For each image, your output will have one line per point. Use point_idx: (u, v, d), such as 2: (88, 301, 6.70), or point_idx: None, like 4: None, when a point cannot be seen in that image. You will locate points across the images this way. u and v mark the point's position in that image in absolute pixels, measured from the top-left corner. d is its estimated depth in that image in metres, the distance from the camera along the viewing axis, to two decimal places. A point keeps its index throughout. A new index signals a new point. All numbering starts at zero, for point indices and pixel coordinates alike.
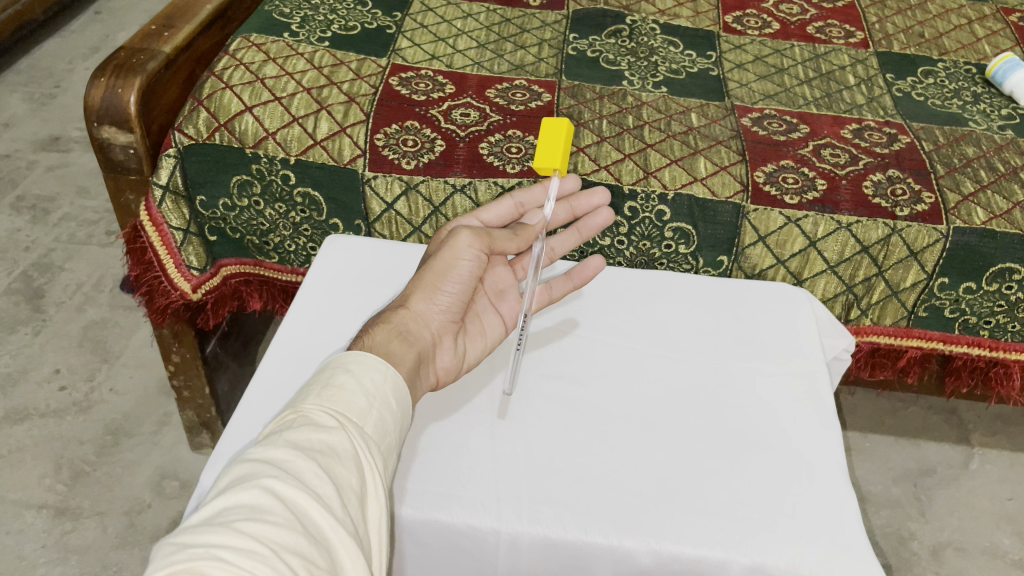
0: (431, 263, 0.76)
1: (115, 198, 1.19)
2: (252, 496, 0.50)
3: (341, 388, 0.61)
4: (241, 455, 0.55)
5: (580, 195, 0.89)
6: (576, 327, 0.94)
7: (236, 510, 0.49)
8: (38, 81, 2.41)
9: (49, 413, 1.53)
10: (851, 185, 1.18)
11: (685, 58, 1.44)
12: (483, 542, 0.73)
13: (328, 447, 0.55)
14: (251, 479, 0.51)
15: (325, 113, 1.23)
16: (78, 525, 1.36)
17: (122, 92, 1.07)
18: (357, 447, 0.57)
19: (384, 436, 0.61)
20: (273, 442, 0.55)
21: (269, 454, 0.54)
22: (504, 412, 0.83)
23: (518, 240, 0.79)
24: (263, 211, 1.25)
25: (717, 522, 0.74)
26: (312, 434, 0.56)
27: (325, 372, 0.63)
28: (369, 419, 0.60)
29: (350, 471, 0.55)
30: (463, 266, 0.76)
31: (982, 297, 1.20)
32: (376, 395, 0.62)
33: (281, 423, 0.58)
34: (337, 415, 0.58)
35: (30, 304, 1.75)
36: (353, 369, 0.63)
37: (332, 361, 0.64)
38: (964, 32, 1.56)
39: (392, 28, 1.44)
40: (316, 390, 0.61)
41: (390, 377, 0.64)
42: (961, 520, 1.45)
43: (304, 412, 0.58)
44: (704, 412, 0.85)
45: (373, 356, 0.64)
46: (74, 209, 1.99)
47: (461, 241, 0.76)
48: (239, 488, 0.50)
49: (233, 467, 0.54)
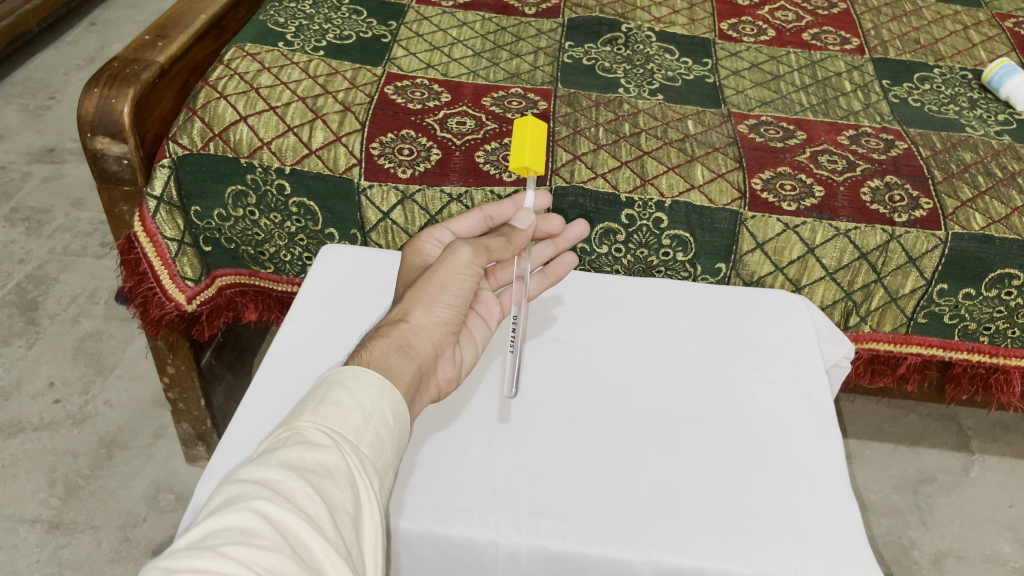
0: (430, 273, 0.72)
1: (110, 209, 1.19)
2: (241, 519, 0.49)
3: (336, 405, 0.59)
4: (233, 474, 0.54)
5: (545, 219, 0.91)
6: (553, 322, 0.94)
7: (224, 533, 0.48)
8: (33, 93, 2.40)
9: (42, 427, 1.51)
10: (849, 191, 1.18)
11: (681, 66, 1.44)
12: (481, 555, 0.72)
13: (321, 466, 0.54)
14: (240, 500, 0.50)
15: (320, 122, 1.23)
16: (72, 539, 1.34)
17: (116, 102, 1.07)
18: (351, 466, 0.56)
19: (379, 455, 0.60)
20: (265, 461, 0.54)
21: (260, 474, 0.53)
22: (509, 417, 0.83)
23: (512, 245, 0.78)
24: (258, 220, 1.24)
25: (718, 533, 0.73)
26: (305, 452, 0.55)
27: (320, 387, 0.62)
28: (364, 437, 0.59)
29: (344, 492, 0.54)
30: (464, 281, 0.73)
31: (982, 304, 1.20)
32: (373, 412, 0.61)
33: (275, 440, 0.57)
34: (332, 433, 0.57)
35: (24, 317, 1.73)
36: (350, 385, 0.61)
37: (328, 376, 0.63)
38: (960, 38, 1.56)
39: (387, 37, 1.44)
40: (312, 406, 0.60)
41: (387, 393, 0.63)
42: (962, 528, 1.44)
43: (298, 429, 0.57)
44: (703, 422, 0.84)
45: (370, 372, 0.63)
46: (68, 220, 1.99)
47: (462, 255, 0.73)
48: (228, 511, 0.49)
49: (223, 487, 0.52)
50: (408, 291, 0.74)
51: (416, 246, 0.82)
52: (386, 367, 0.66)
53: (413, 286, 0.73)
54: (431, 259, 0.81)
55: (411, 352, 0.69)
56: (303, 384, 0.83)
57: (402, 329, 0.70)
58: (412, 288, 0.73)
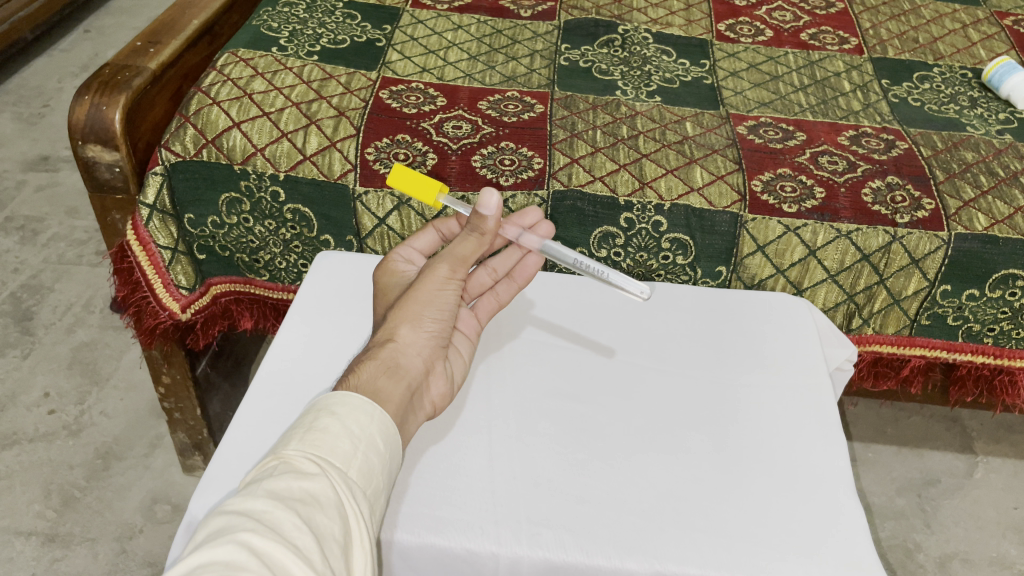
0: (412, 291, 0.72)
1: (102, 218, 1.17)
2: (227, 551, 0.47)
3: (324, 432, 0.58)
4: (218, 506, 0.52)
5: (514, 218, 0.92)
6: (549, 323, 0.94)
7: (209, 567, 0.46)
8: (27, 101, 2.38)
9: (37, 438, 1.50)
10: (850, 192, 1.16)
11: (679, 67, 1.42)
12: (482, 568, 0.71)
13: (309, 495, 0.53)
14: (226, 533, 0.48)
15: (314, 128, 1.21)
16: (68, 552, 1.32)
17: (107, 110, 1.05)
18: (340, 493, 0.55)
19: (369, 481, 0.58)
20: (251, 491, 0.53)
21: (246, 505, 0.51)
22: (513, 418, 0.82)
23: (487, 240, 0.73)
24: (253, 228, 1.23)
25: (723, 542, 0.71)
26: (292, 482, 0.53)
27: (308, 414, 0.61)
28: (353, 463, 0.58)
29: (332, 521, 0.52)
30: (448, 295, 0.72)
31: (986, 304, 1.18)
32: (362, 437, 0.59)
33: (263, 470, 0.56)
34: (319, 461, 0.56)
35: (18, 327, 1.72)
36: (338, 412, 0.60)
37: (316, 402, 0.62)
38: (959, 36, 1.55)
39: (381, 41, 1.42)
40: (299, 434, 0.58)
41: (377, 417, 0.61)
42: (967, 531, 1.42)
43: (286, 458, 0.56)
44: (706, 430, 0.82)
45: (359, 396, 0.62)
46: (63, 228, 1.97)
47: (440, 271, 0.72)
48: (213, 544, 0.47)
49: (209, 519, 0.51)
50: (391, 310, 0.73)
51: (388, 267, 0.80)
52: (375, 391, 0.64)
53: (394, 305, 0.72)
54: (404, 276, 0.80)
55: (400, 372, 0.67)
56: (298, 395, 0.82)
57: (390, 349, 0.69)
58: (395, 307, 0.72)
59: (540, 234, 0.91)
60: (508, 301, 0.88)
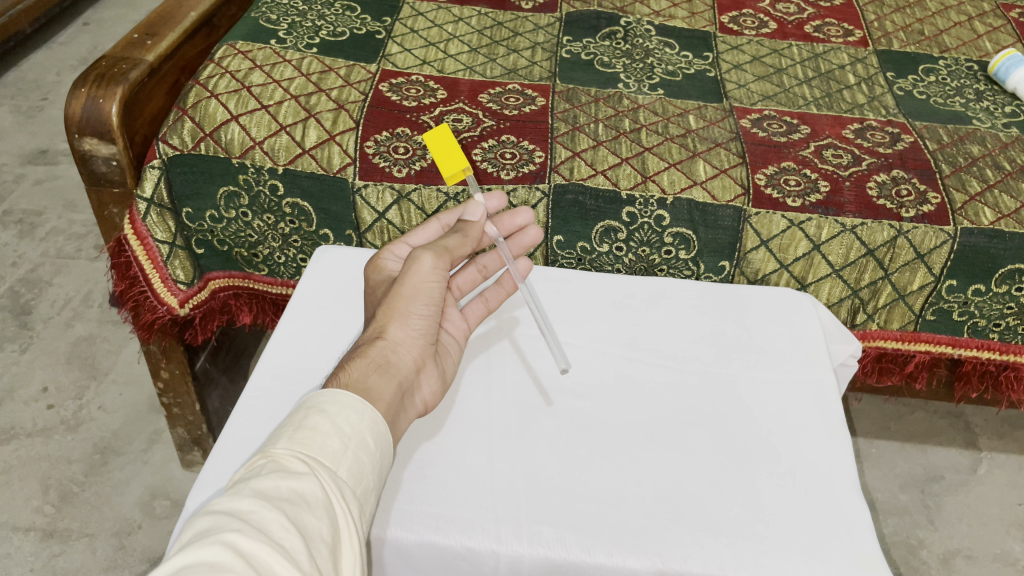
0: (398, 288, 0.71)
1: (98, 212, 1.16)
2: (213, 552, 0.46)
3: (314, 430, 0.57)
4: (205, 505, 0.51)
5: (505, 216, 0.88)
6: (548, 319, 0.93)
7: (194, 569, 0.45)
8: (26, 94, 2.37)
9: (36, 433, 1.49)
10: (854, 186, 1.15)
11: (682, 60, 1.41)
12: (480, 565, 0.70)
13: (297, 495, 0.52)
14: (211, 534, 0.47)
15: (313, 121, 1.20)
16: (67, 547, 1.32)
17: (104, 102, 1.04)
18: (329, 493, 0.54)
19: (360, 481, 0.57)
20: (238, 491, 0.51)
21: (233, 505, 0.50)
22: (512, 414, 0.81)
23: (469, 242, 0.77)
24: (251, 222, 1.22)
25: (723, 539, 0.70)
26: (280, 482, 0.52)
27: (298, 412, 0.60)
28: (343, 462, 0.57)
29: (321, 521, 0.52)
30: (432, 289, 0.71)
31: (992, 299, 1.17)
32: (352, 436, 0.58)
33: (250, 469, 0.55)
34: (308, 460, 0.55)
35: (17, 321, 1.71)
36: (328, 410, 0.59)
37: (306, 400, 0.61)
38: (964, 29, 1.53)
39: (381, 34, 1.41)
40: (289, 432, 0.57)
41: (367, 416, 0.60)
42: (971, 527, 1.41)
43: (274, 458, 0.55)
44: (707, 426, 0.81)
45: (349, 395, 0.61)
46: (62, 222, 1.96)
47: (425, 264, 0.71)
48: (200, 544, 0.46)
49: (195, 519, 0.50)
50: (380, 306, 0.72)
51: (377, 263, 0.79)
52: (366, 388, 0.63)
53: (383, 301, 0.71)
54: (394, 274, 0.79)
55: (391, 370, 0.67)
56: (295, 392, 0.81)
57: (380, 346, 0.68)
58: (384, 303, 0.71)
59: (529, 238, 0.89)
60: (496, 307, 0.87)
